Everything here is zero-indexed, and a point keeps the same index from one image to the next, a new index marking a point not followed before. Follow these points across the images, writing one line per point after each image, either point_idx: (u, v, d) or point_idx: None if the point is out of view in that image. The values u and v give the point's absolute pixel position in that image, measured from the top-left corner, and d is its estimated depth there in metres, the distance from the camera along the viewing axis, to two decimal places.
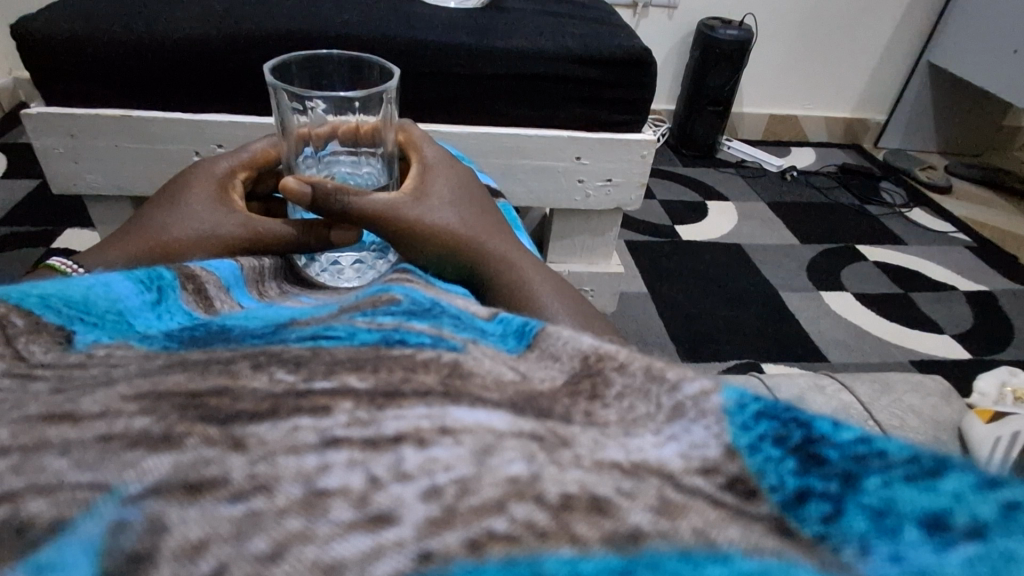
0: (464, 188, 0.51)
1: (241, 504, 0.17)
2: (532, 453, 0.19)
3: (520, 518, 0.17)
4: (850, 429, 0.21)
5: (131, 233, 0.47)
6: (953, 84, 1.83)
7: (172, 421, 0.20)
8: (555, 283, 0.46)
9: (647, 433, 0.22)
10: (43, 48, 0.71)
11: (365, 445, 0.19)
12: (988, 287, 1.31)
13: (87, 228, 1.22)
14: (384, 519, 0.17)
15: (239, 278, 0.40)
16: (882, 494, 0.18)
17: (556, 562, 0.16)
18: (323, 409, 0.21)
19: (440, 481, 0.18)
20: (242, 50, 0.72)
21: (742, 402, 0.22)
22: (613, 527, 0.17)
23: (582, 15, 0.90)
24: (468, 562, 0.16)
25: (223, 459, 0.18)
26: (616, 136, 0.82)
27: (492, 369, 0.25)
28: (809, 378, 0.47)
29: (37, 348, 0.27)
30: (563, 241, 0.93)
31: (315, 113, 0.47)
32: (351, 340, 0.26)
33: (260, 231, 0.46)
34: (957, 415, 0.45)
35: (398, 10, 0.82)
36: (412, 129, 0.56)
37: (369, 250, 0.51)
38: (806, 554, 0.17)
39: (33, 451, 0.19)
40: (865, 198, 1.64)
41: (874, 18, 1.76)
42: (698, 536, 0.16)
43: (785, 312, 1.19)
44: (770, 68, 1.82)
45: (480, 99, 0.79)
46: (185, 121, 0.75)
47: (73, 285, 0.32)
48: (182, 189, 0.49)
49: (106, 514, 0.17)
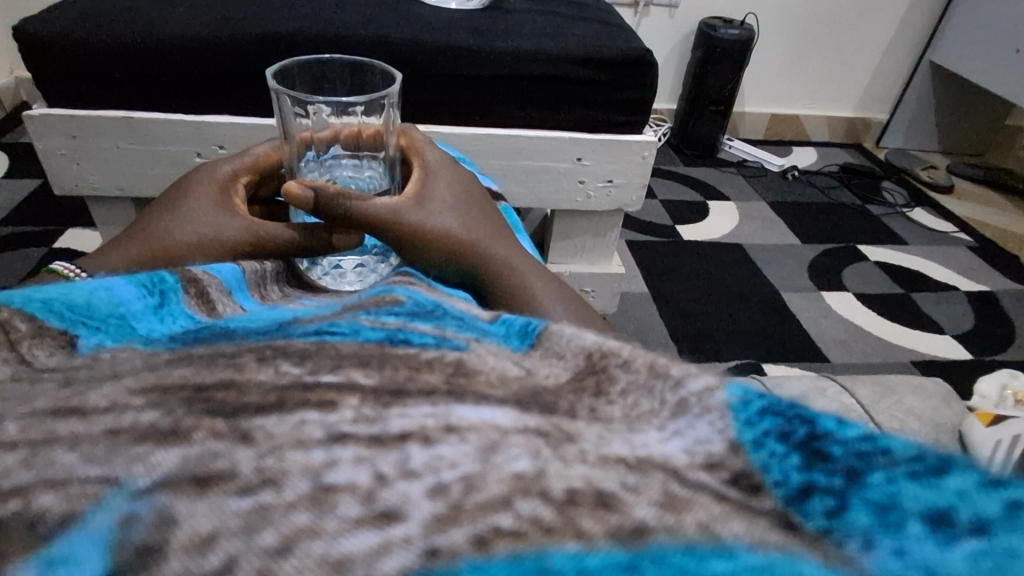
0: (466, 192, 0.51)
1: (251, 498, 0.17)
2: (537, 449, 0.19)
3: (526, 514, 0.17)
4: (854, 426, 0.21)
5: (134, 237, 0.47)
6: (954, 84, 1.83)
7: (179, 416, 0.20)
8: (556, 286, 0.46)
9: (650, 428, 0.22)
10: (47, 50, 0.71)
11: (371, 442, 0.19)
12: (989, 288, 1.31)
13: (89, 228, 1.22)
14: (391, 516, 0.17)
15: (241, 281, 0.40)
16: (886, 490, 0.18)
17: (561, 557, 0.16)
18: (330, 404, 0.21)
19: (446, 478, 0.18)
20: (245, 52, 0.72)
21: (746, 399, 0.22)
22: (617, 521, 0.17)
23: (584, 15, 0.89)
24: (474, 558, 0.16)
25: (230, 453, 0.19)
26: (618, 137, 0.82)
27: (496, 366, 0.25)
28: (810, 379, 0.47)
29: (41, 352, 0.27)
30: (563, 242, 0.93)
31: (317, 116, 0.47)
32: (355, 337, 0.27)
33: (262, 234, 0.47)
34: (957, 417, 0.45)
35: (400, 10, 0.83)
36: (414, 133, 0.56)
37: (372, 252, 0.50)
38: (808, 549, 0.17)
39: (42, 445, 0.19)
40: (866, 198, 1.64)
41: (876, 18, 1.76)
42: (702, 530, 0.17)
43: (785, 312, 1.19)
44: (771, 69, 1.82)
45: (481, 100, 0.79)
46: (188, 123, 0.76)
47: (76, 288, 0.32)
48: (184, 193, 0.49)
49: (115, 507, 0.17)
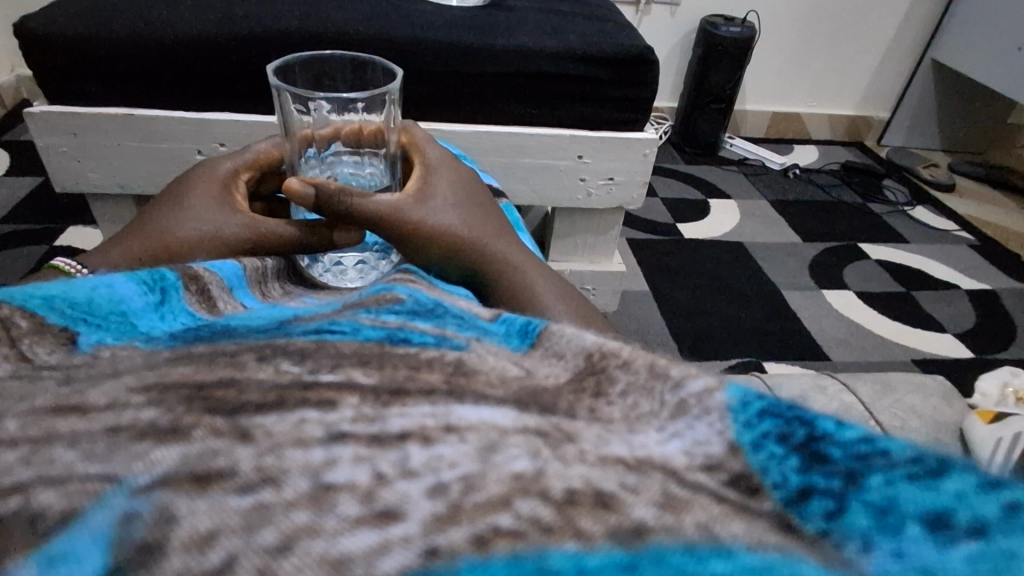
0: (467, 189, 0.51)
1: (251, 496, 0.17)
2: (536, 448, 0.20)
3: (525, 514, 0.17)
4: (853, 427, 0.21)
5: (135, 234, 0.47)
6: (957, 81, 1.82)
7: (180, 414, 0.20)
8: (556, 284, 0.46)
9: (649, 429, 0.22)
10: (50, 46, 0.71)
11: (371, 441, 0.19)
12: (991, 286, 1.31)
13: (91, 225, 1.22)
14: (390, 515, 0.17)
15: (242, 280, 0.40)
16: (884, 492, 0.19)
17: (560, 557, 0.16)
18: (329, 403, 0.21)
19: (446, 477, 0.18)
20: (246, 50, 0.72)
21: (746, 400, 0.22)
22: (616, 520, 0.17)
23: (585, 13, 0.89)
24: (473, 557, 0.16)
25: (231, 451, 0.19)
26: (618, 135, 0.82)
27: (496, 365, 0.25)
28: (811, 378, 0.47)
29: (42, 349, 0.27)
30: (564, 239, 0.93)
31: (318, 113, 0.47)
32: (355, 336, 0.27)
33: (263, 232, 0.47)
34: (958, 416, 0.45)
35: (399, 8, 0.82)
36: (415, 130, 0.56)
37: (371, 250, 0.51)
38: (806, 549, 0.17)
39: (43, 443, 0.19)
40: (867, 196, 1.63)
41: (877, 15, 1.75)
42: (700, 530, 0.17)
43: (785, 310, 1.19)
44: (772, 66, 1.82)
45: (481, 97, 0.79)
46: (189, 121, 0.76)
47: (77, 286, 0.32)
48: (185, 189, 0.49)
49: (116, 504, 0.17)
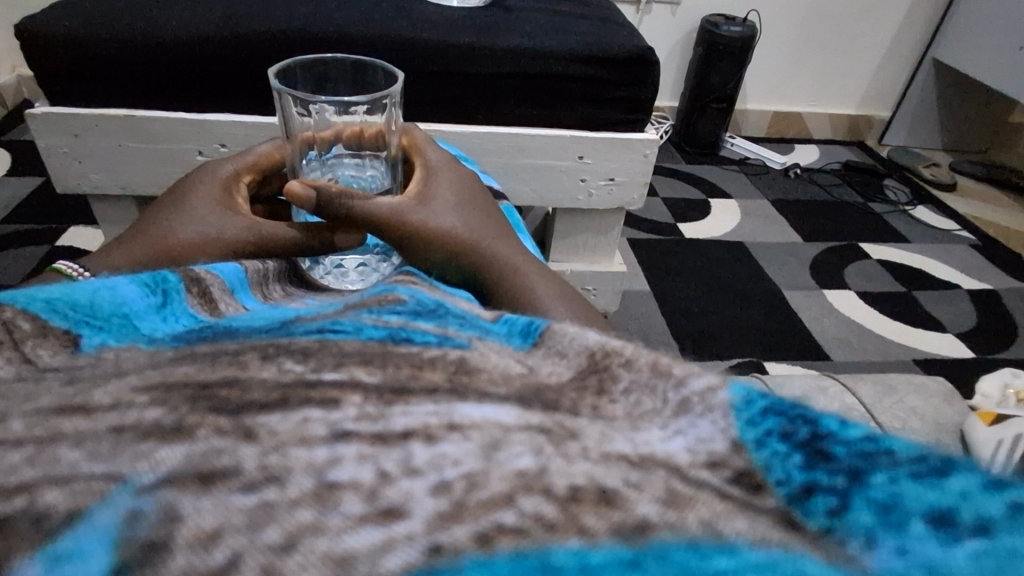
0: (467, 191, 0.51)
1: (254, 495, 0.17)
2: (540, 445, 0.20)
3: (529, 511, 0.17)
4: (857, 426, 0.21)
5: (137, 236, 0.47)
6: (959, 81, 1.82)
7: (183, 413, 0.20)
8: (557, 286, 0.46)
9: (653, 427, 0.22)
10: (51, 47, 0.71)
11: (375, 439, 0.19)
12: (993, 286, 1.31)
13: (93, 226, 1.23)
14: (395, 513, 0.17)
15: (243, 281, 0.40)
16: (889, 489, 0.19)
17: (564, 554, 0.16)
18: (332, 401, 0.21)
19: (449, 475, 0.18)
20: (246, 49, 0.72)
21: (749, 398, 0.22)
22: (620, 517, 0.17)
23: (587, 13, 0.89)
24: (477, 554, 0.16)
25: (235, 450, 0.19)
26: (618, 135, 0.82)
27: (499, 363, 0.25)
28: (812, 378, 0.47)
29: (45, 351, 0.28)
30: (566, 240, 0.93)
31: (320, 116, 0.47)
32: (358, 335, 0.27)
33: (264, 233, 0.47)
34: (959, 416, 0.45)
35: (401, 9, 0.82)
36: (415, 132, 0.56)
37: (372, 253, 0.50)
38: (810, 546, 0.17)
39: (47, 443, 0.19)
40: (868, 196, 1.63)
41: (878, 15, 1.76)
42: (704, 528, 0.17)
43: (786, 310, 1.19)
44: (773, 65, 1.82)
45: (482, 97, 0.79)
46: (190, 121, 0.76)
47: (79, 288, 0.32)
48: (187, 192, 0.49)
49: (120, 503, 0.17)
